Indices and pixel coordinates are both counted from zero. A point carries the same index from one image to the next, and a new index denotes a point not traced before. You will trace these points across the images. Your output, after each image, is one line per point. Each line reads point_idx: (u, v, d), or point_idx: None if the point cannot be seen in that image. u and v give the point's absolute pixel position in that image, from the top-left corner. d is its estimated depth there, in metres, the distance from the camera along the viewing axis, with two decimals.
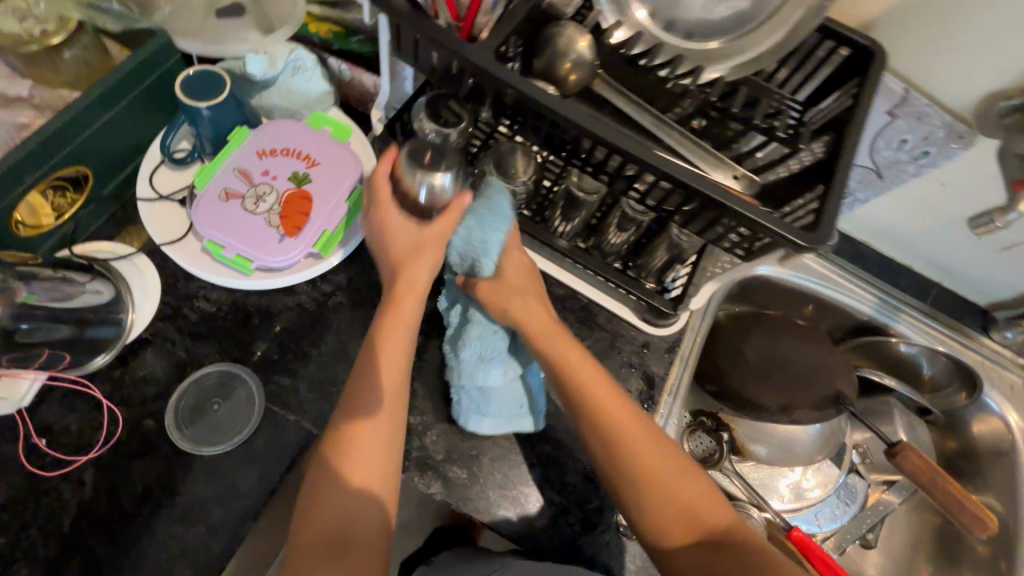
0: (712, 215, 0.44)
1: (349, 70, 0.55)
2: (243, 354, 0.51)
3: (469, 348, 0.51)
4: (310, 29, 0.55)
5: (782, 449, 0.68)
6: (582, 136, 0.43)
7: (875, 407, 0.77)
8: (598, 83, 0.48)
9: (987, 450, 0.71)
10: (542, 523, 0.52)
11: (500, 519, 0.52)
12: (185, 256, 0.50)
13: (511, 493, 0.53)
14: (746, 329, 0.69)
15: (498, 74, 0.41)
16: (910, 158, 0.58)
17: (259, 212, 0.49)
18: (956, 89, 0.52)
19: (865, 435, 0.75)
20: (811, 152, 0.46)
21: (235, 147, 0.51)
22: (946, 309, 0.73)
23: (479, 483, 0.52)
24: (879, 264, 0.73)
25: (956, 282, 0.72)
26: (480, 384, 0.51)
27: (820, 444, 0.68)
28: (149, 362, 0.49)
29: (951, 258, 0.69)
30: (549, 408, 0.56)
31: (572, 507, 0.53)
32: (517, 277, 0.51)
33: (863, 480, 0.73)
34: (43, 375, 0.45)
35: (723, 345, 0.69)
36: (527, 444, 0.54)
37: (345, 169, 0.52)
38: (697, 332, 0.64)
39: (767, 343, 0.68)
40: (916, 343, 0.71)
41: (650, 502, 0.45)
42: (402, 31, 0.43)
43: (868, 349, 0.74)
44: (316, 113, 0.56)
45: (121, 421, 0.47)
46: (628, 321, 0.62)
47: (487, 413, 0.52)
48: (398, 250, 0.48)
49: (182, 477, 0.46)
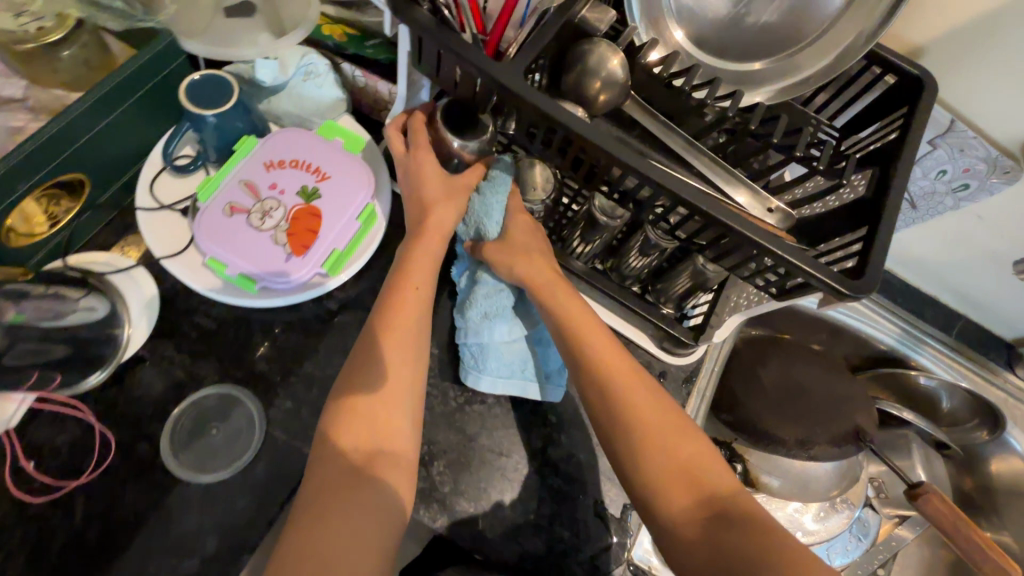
0: (747, 253, 0.41)
1: (363, 77, 0.52)
2: (244, 375, 0.49)
3: (474, 307, 0.50)
4: (325, 32, 0.52)
5: (796, 482, 0.66)
6: (610, 164, 0.40)
7: (892, 441, 0.75)
8: (628, 103, 0.46)
9: (1005, 488, 0.69)
10: (550, 562, 0.50)
11: (507, 555, 0.50)
12: (186, 271, 0.47)
13: (519, 529, 0.50)
14: (764, 355, 0.68)
15: (525, 94, 0.38)
16: (948, 191, 0.56)
17: (265, 228, 0.47)
18: (1004, 123, 0.49)
19: (881, 468, 0.73)
20: (853, 187, 0.44)
21: (242, 158, 0.49)
22: (971, 342, 0.70)
23: (486, 517, 0.50)
24: (903, 293, 0.71)
25: (983, 315, 0.70)
26: (483, 340, 0.51)
27: (835, 479, 0.66)
28: (145, 381, 0.47)
29: (980, 292, 0.66)
30: (560, 438, 0.54)
31: (583, 545, 0.51)
32: (526, 238, 0.49)
33: (876, 515, 0.71)
34: (31, 399, 0.43)
35: (739, 373, 0.67)
36: (536, 477, 0.52)
37: (356, 183, 0.50)
38: (716, 361, 0.62)
39: (785, 371, 0.66)
40: (937, 377, 0.68)
41: (644, 458, 0.41)
42: (423, 44, 0.40)
43: (887, 381, 0.72)
44: (328, 122, 0.53)
45: (113, 444, 0.45)
46: (646, 348, 0.59)
47: (486, 369, 0.51)
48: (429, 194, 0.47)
49: (177, 505, 0.44)
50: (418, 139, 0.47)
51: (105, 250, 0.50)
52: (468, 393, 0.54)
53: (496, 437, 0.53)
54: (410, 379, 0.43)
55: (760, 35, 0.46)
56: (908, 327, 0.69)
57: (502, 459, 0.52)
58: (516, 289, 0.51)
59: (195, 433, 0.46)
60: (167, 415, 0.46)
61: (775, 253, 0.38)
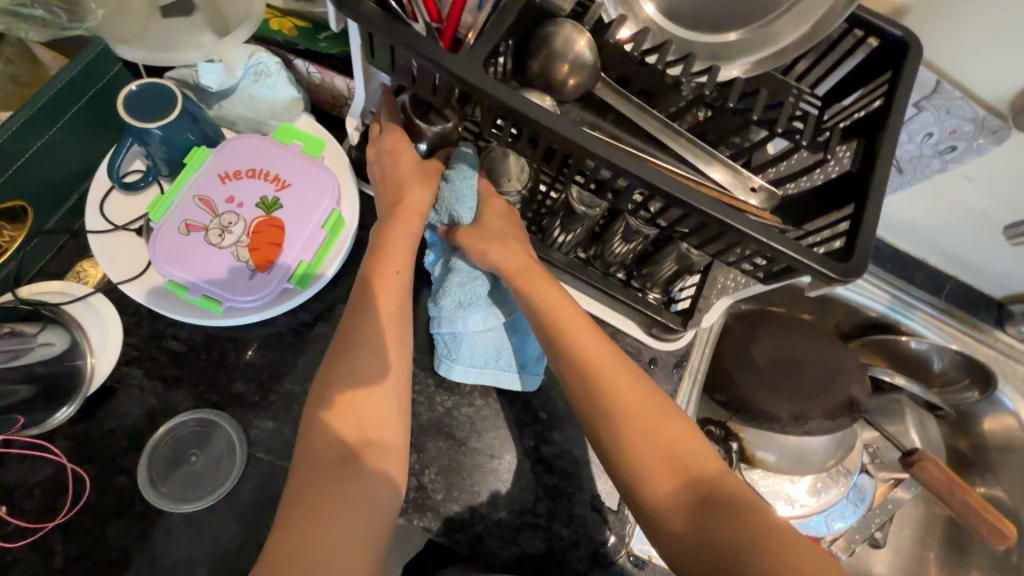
0: (729, 240, 0.39)
1: (318, 72, 0.49)
2: (220, 397, 0.47)
3: (448, 295, 0.47)
4: (273, 27, 0.49)
5: (792, 456, 0.66)
6: (583, 155, 0.38)
7: (886, 407, 0.74)
8: (599, 86, 0.43)
9: (996, 446, 0.70)
10: (550, 559, 0.49)
11: (506, 556, 0.49)
12: (149, 295, 0.45)
13: (516, 528, 0.50)
14: (756, 329, 0.67)
15: (485, 86, 0.36)
16: (935, 153, 0.54)
17: (225, 245, 0.44)
18: (990, 81, 0.47)
19: (875, 434, 0.74)
20: (838, 160, 0.43)
21: (195, 171, 0.46)
22: (962, 303, 0.70)
23: (483, 520, 0.50)
24: (892, 258, 0.70)
25: (972, 275, 0.69)
26: (457, 329, 0.49)
27: (832, 449, 0.66)
28: (116, 412, 0.45)
29: (969, 252, 0.65)
30: (552, 433, 0.53)
31: (582, 540, 0.50)
32: (499, 227, 0.47)
33: (871, 479, 0.71)
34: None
35: (731, 352, 0.66)
36: (531, 475, 0.51)
37: (318, 188, 0.47)
38: (706, 343, 0.61)
39: (777, 344, 0.65)
40: (927, 340, 0.67)
41: (626, 447, 0.39)
42: (374, 38, 0.37)
43: (879, 347, 0.71)
44: (284, 125, 0.50)
45: (88, 481, 0.43)
46: (634, 336, 0.58)
47: (459, 360, 0.50)
48: (402, 176, 0.45)
49: (162, 537, 0.43)
50: (389, 124, 0.46)
51: (60, 278, 0.47)
52: (455, 396, 0.52)
53: (487, 440, 0.52)
54: (396, 386, 0.41)
55: (735, 2, 0.43)
56: (897, 295, 0.68)
57: (494, 460, 0.51)
58: (491, 276, 0.49)
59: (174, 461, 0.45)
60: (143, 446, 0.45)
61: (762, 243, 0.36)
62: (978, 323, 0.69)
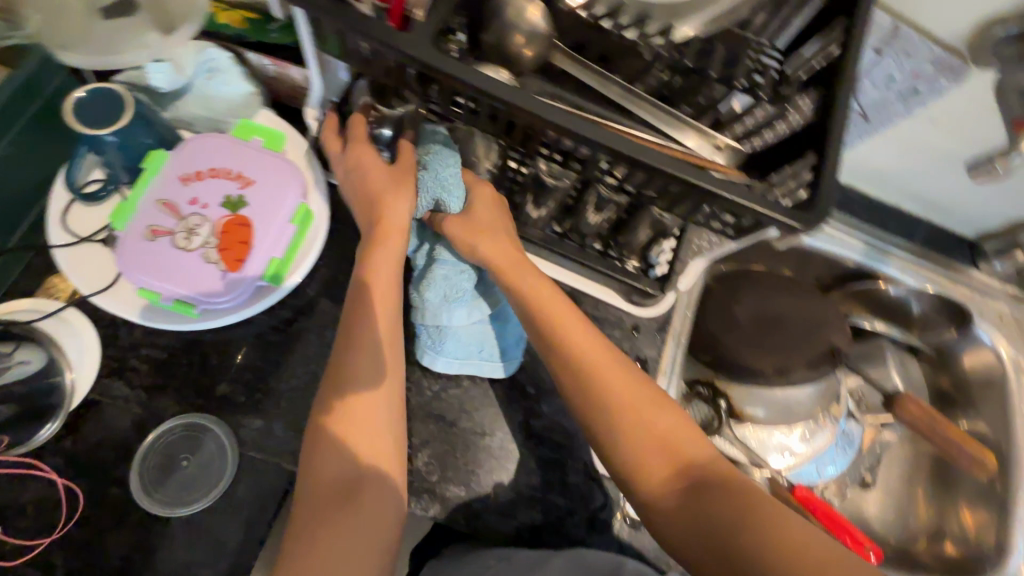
0: (694, 202, 0.40)
1: (272, 64, 0.48)
2: (206, 401, 0.47)
3: (433, 287, 0.47)
4: (220, 21, 0.47)
5: (779, 407, 0.67)
6: (545, 131, 0.38)
7: (868, 352, 0.75)
8: (558, 56, 0.43)
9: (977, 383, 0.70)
10: (548, 527, 0.51)
11: (505, 529, 0.50)
12: (121, 305, 0.44)
13: (513, 502, 0.51)
14: (737, 289, 0.65)
15: (436, 63, 0.35)
16: (899, 97, 0.54)
17: (193, 247, 0.44)
18: (948, 20, 0.47)
19: (858, 381, 0.75)
20: (800, 111, 0.42)
21: (155, 174, 0.45)
22: (936, 245, 0.71)
23: (479, 497, 0.50)
24: (866, 206, 0.70)
25: (942, 216, 0.70)
26: (441, 324, 0.49)
27: (817, 399, 0.67)
28: (101, 425, 0.45)
29: (938, 194, 0.66)
30: (541, 407, 0.54)
31: (578, 507, 0.51)
32: (477, 224, 0.45)
33: (859, 424, 0.73)
34: None
35: (713, 314, 0.64)
36: (523, 450, 0.52)
37: (284, 183, 0.46)
38: (687, 305, 0.62)
39: (759, 303, 0.64)
40: (905, 286, 0.69)
41: (624, 447, 0.40)
42: (320, 24, 0.36)
43: (859, 297, 0.73)
44: (243, 121, 0.50)
45: (81, 494, 0.43)
46: (614, 304, 0.59)
47: (443, 350, 0.50)
48: (378, 187, 0.44)
49: (164, 543, 0.44)
50: (357, 132, 0.45)
51: (31, 296, 0.47)
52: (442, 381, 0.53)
53: (477, 420, 0.52)
54: (386, 413, 0.41)
55: None
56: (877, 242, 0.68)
57: (486, 438, 0.52)
58: (477, 271, 0.49)
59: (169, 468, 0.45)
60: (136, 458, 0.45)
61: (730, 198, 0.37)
62: (954, 265, 0.70)
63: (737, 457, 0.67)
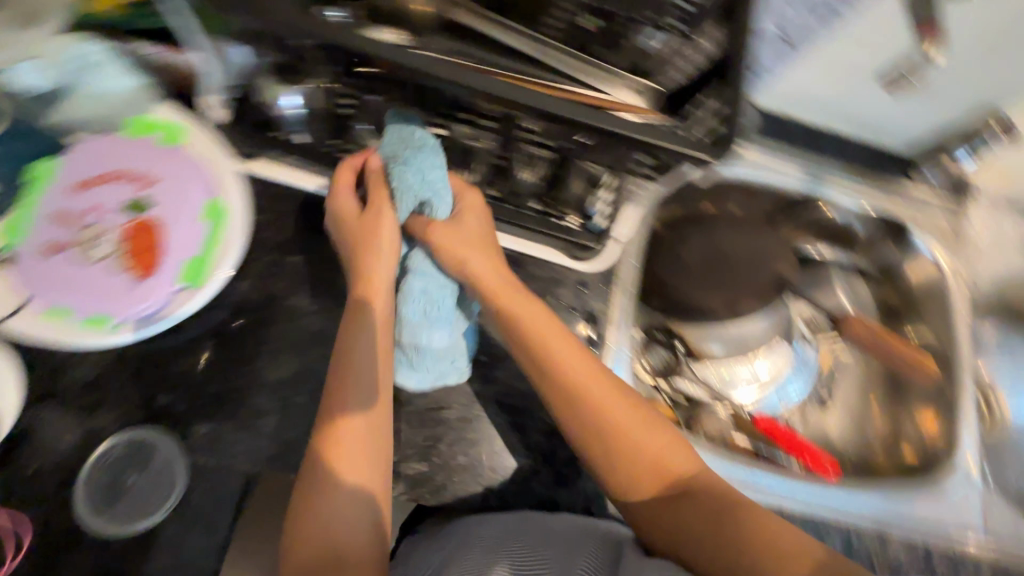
0: (612, 147, 0.40)
1: (160, 55, 0.46)
2: (146, 413, 0.45)
3: (411, 303, 0.44)
4: (97, 13, 0.45)
5: (733, 341, 0.68)
6: (454, 96, 0.38)
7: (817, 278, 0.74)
8: (461, 14, 0.45)
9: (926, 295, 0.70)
10: (513, 489, 0.51)
11: (471, 498, 0.51)
12: (29, 330, 0.42)
13: (475, 471, 0.51)
14: (683, 233, 0.65)
15: (327, 40, 0.34)
16: (814, 18, 0.56)
17: (98, 257, 0.45)
18: None
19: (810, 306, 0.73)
20: (710, 39, 0.41)
21: (42, 190, 0.45)
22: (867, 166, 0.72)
23: (444, 471, 0.50)
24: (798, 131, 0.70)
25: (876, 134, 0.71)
26: (419, 345, 0.44)
27: (769, 328, 0.69)
28: (38, 453, 0.43)
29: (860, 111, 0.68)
30: (495, 373, 0.54)
31: (541, 466, 0.52)
32: (465, 253, 0.45)
33: (812, 348, 0.73)
34: None
35: (663, 257, 0.64)
36: (482, 417, 0.52)
37: (187, 179, 0.48)
38: (636, 254, 0.60)
39: (707, 244, 0.63)
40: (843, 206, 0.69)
41: (611, 461, 0.43)
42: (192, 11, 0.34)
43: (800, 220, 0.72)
44: (138, 118, 0.48)
45: (29, 524, 0.42)
46: (560, 264, 0.58)
47: (417, 369, 0.45)
48: (365, 224, 0.45)
49: (125, 562, 0.43)
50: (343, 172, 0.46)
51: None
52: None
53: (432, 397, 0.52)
54: (374, 458, 0.40)
55: None
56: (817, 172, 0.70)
57: (443, 412, 0.52)
58: (457, 287, 0.48)
59: (116, 485, 0.44)
60: (79, 479, 0.43)
61: (635, 135, 0.39)
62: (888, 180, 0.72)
63: (701, 397, 0.67)
